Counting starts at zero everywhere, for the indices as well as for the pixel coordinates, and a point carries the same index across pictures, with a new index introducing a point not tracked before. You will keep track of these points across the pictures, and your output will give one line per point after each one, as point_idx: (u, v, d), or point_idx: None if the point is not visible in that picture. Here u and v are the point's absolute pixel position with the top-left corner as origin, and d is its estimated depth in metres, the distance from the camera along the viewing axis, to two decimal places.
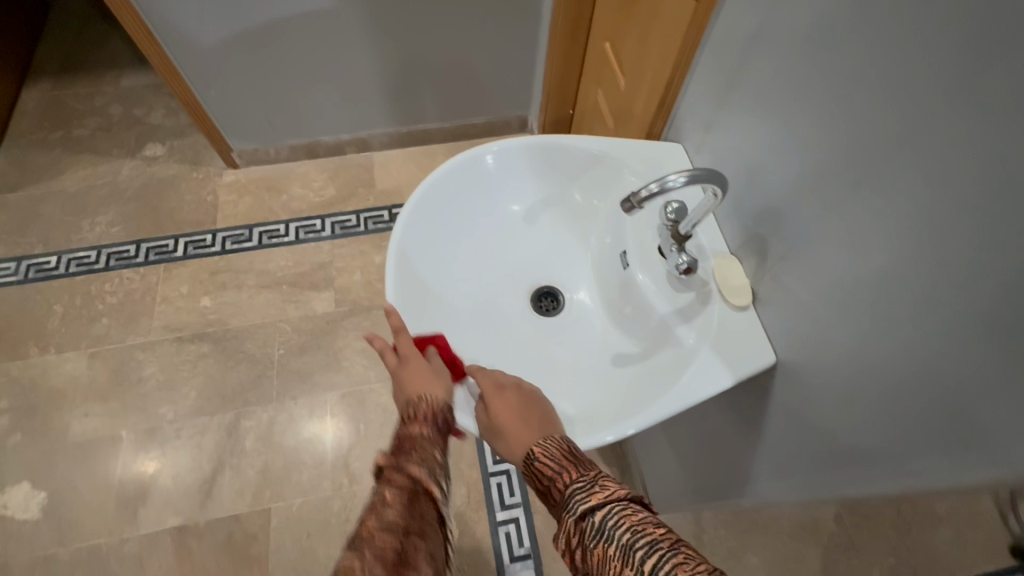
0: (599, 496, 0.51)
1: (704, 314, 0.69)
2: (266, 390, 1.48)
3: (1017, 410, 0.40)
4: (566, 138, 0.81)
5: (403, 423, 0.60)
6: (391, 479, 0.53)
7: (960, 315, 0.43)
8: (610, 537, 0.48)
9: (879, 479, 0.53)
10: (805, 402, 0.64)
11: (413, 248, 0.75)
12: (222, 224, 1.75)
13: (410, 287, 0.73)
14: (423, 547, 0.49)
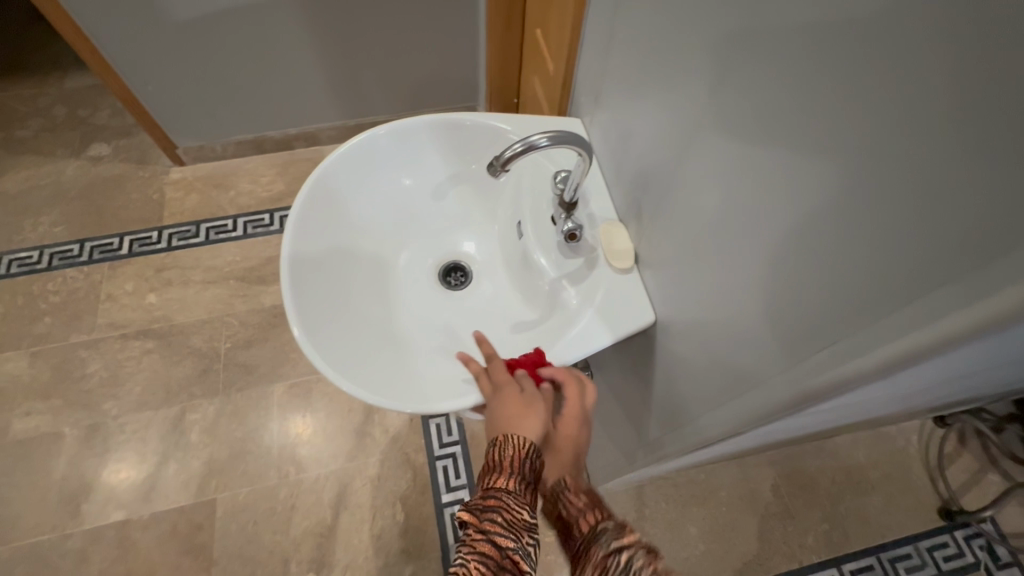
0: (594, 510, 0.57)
1: (590, 279, 0.73)
2: (211, 383, 1.49)
3: (822, 315, 0.44)
4: (466, 116, 0.83)
5: (489, 472, 0.56)
6: (478, 537, 0.49)
7: (776, 241, 0.48)
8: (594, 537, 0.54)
9: (739, 412, 0.58)
10: (686, 353, 0.68)
11: (315, 223, 0.77)
12: (169, 221, 1.76)
13: (309, 267, 0.75)
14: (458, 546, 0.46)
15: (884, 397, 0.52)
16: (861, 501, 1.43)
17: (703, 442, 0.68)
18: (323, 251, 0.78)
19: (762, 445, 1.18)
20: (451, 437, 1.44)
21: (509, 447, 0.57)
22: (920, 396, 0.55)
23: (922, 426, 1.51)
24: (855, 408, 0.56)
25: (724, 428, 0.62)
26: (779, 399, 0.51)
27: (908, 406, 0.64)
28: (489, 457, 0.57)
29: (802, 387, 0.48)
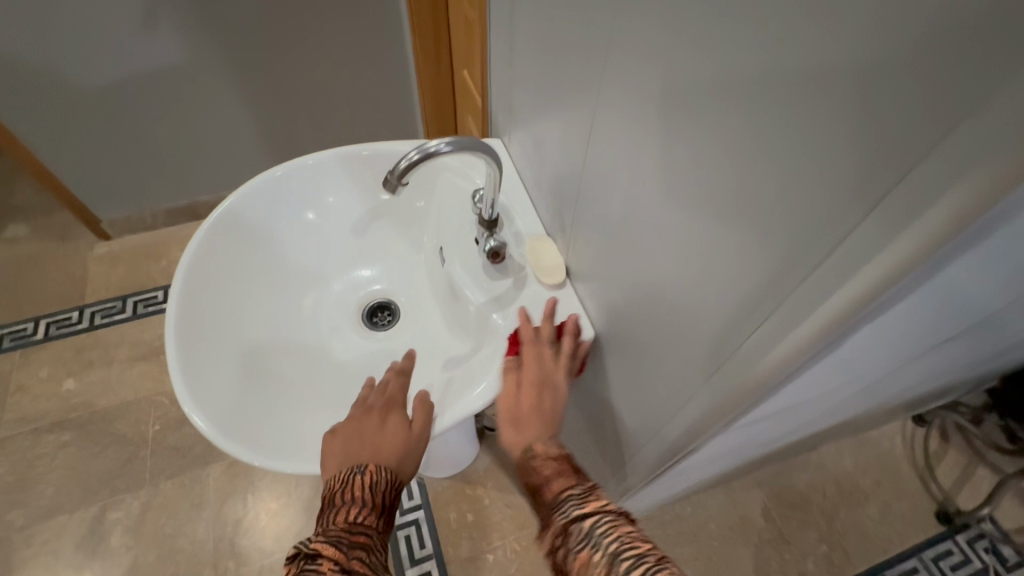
0: (594, 505, 0.48)
1: (520, 299, 0.66)
2: (137, 473, 1.33)
3: (751, 286, 0.39)
4: (379, 146, 0.78)
5: (348, 503, 0.52)
6: (338, 574, 0.46)
7: (689, 217, 0.43)
8: (596, 541, 0.45)
9: (704, 407, 0.51)
10: (632, 362, 0.61)
11: (213, 269, 0.69)
12: (92, 299, 1.63)
13: (203, 316, 0.67)
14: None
15: (851, 359, 0.46)
16: (852, 513, 1.35)
17: (677, 452, 0.60)
18: (221, 306, 0.69)
19: (742, 464, 1.11)
20: (413, 501, 1.31)
21: (378, 482, 0.54)
22: (886, 355, 0.50)
23: (903, 426, 1.47)
24: (825, 380, 0.50)
25: (690, 428, 0.55)
26: (739, 383, 0.45)
27: (874, 377, 0.60)
28: (352, 486, 0.54)
29: (763, 364, 0.41)
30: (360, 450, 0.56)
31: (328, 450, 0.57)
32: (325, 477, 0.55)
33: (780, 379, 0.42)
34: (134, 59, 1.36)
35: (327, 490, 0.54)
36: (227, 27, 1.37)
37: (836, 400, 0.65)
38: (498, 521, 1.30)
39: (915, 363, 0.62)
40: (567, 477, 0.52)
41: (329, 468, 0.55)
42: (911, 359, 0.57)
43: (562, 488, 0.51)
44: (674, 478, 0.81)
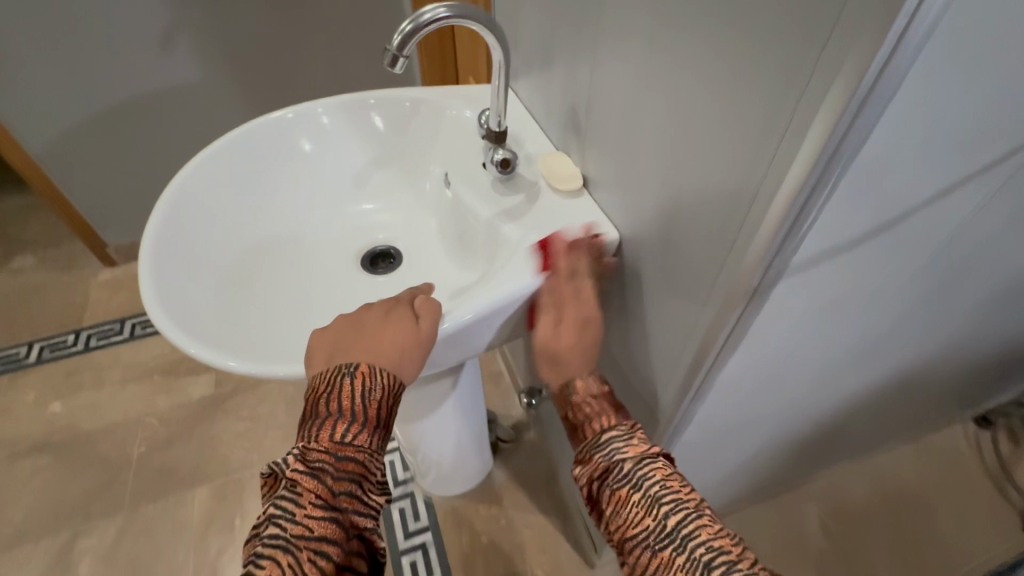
0: (637, 449, 0.48)
1: (533, 209, 0.59)
2: (117, 497, 1.23)
3: (789, 48, 0.33)
4: (376, 94, 0.75)
5: (335, 416, 0.45)
6: (319, 513, 0.42)
7: (708, 16, 0.38)
8: (639, 484, 0.45)
9: (729, 282, 0.45)
10: (654, 268, 0.54)
11: (199, 208, 0.64)
12: (91, 321, 1.57)
13: (185, 251, 0.60)
14: (311, 552, 0.40)
15: (898, 194, 0.40)
16: (924, 527, 1.18)
17: (707, 360, 0.52)
18: (205, 242, 0.62)
19: (791, 454, 0.97)
20: (420, 522, 1.16)
21: (372, 390, 0.47)
22: (942, 197, 0.44)
23: (964, 429, 1.32)
24: (872, 236, 0.44)
25: (716, 317, 0.48)
26: (763, 230, 0.39)
27: (926, 259, 0.53)
28: (340, 395, 0.46)
29: (780, 192, 0.37)
30: (354, 346, 0.48)
31: (316, 342, 0.49)
32: (311, 373, 0.48)
33: (808, 209, 0.37)
34: (148, 78, 1.38)
35: (313, 394, 0.47)
36: (241, 45, 1.41)
37: (889, 301, 0.58)
38: (515, 544, 1.14)
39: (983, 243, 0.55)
40: (608, 416, 0.52)
41: (316, 364, 0.48)
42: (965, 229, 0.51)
43: (604, 426, 0.51)
44: (714, 434, 0.70)
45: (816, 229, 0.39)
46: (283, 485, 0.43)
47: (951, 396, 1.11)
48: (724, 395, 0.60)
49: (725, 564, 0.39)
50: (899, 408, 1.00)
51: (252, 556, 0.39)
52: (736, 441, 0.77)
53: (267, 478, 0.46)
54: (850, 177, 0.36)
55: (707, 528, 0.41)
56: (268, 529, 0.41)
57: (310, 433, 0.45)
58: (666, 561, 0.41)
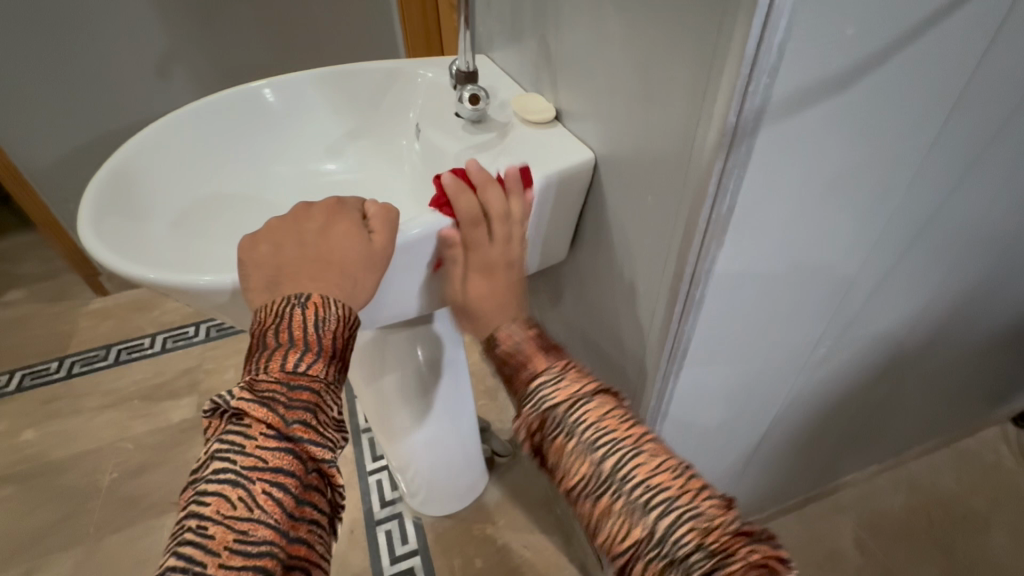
0: (567, 392, 0.39)
1: (505, 141, 0.55)
2: (80, 527, 1.13)
3: None
4: (351, 63, 0.68)
5: (286, 346, 0.38)
6: (272, 444, 0.36)
7: None
8: (573, 432, 0.38)
9: (694, 185, 0.37)
10: (636, 200, 0.46)
11: (152, 171, 0.58)
12: (75, 349, 1.49)
13: (130, 208, 0.54)
14: (264, 487, 0.34)
15: (894, 63, 0.34)
16: (974, 539, 1.05)
17: (683, 296, 0.44)
18: (154, 206, 0.57)
19: (814, 446, 0.88)
20: (408, 545, 1.05)
21: (327, 319, 0.40)
22: (969, 63, 0.37)
23: (1002, 432, 1.20)
24: (873, 116, 0.36)
25: (685, 236, 0.41)
26: (721, 104, 0.32)
27: (955, 170, 0.45)
28: (290, 325, 0.39)
29: (737, 48, 0.30)
30: (301, 267, 0.42)
31: (254, 265, 0.43)
32: (253, 304, 0.42)
33: (759, 70, 0.30)
34: (146, 102, 1.37)
35: (257, 327, 0.40)
36: (239, 71, 1.40)
37: (916, 227, 0.49)
38: (514, 569, 1.02)
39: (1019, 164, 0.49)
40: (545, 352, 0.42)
41: (260, 293, 0.42)
42: (1002, 125, 0.43)
43: (533, 369, 0.41)
44: (722, 405, 0.61)
45: (785, 99, 0.32)
46: (230, 418, 0.37)
47: (985, 385, 1.01)
48: (712, 353, 0.51)
49: (671, 509, 0.34)
50: (928, 391, 0.91)
51: (197, 493, 0.34)
52: (750, 418, 0.68)
53: (210, 416, 0.38)
54: (808, 18, 0.29)
55: (646, 467, 0.36)
56: (212, 465, 0.35)
57: (257, 366, 0.38)
58: (607, 506, 0.36)
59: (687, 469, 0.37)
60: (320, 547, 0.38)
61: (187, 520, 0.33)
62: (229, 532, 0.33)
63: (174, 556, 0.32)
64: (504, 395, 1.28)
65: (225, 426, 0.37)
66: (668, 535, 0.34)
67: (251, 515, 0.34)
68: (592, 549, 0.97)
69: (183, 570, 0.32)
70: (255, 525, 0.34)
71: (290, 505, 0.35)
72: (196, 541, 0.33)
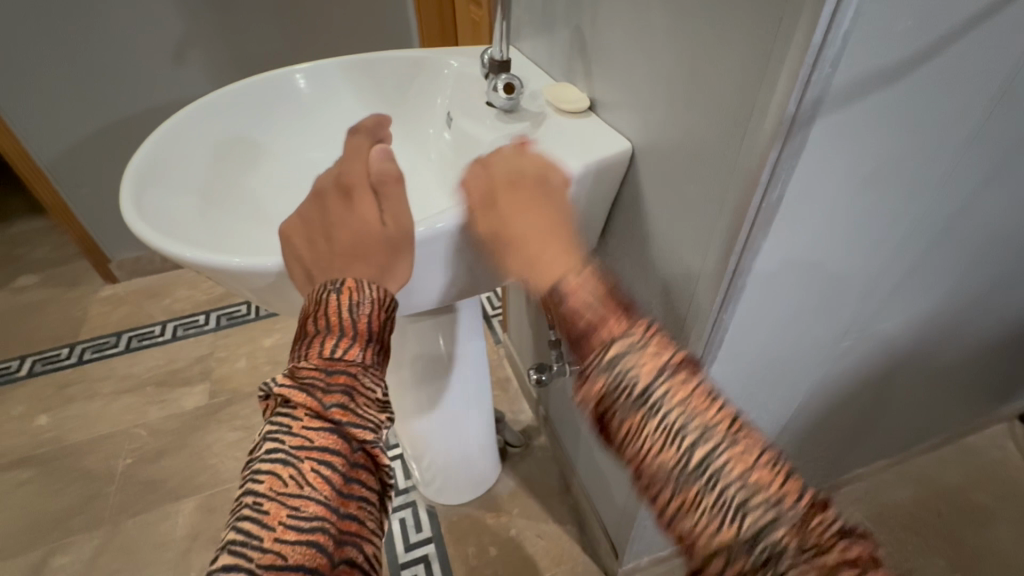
0: (650, 361, 0.31)
1: (537, 130, 0.56)
2: (97, 511, 1.14)
3: None
4: (381, 53, 0.68)
5: (323, 332, 0.39)
6: (316, 425, 0.37)
7: None
8: (659, 408, 0.30)
9: (743, 173, 0.38)
10: (676, 191, 0.47)
11: (188, 156, 0.58)
12: (86, 336, 1.49)
13: (167, 191, 0.55)
14: (311, 464, 0.35)
15: (948, 55, 0.34)
16: (980, 532, 1.06)
17: (723, 285, 0.45)
18: (190, 189, 0.57)
19: (827, 438, 0.89)
20: (422, 533, 1.06)
21: (361, 303, 0.40)
22: (1019, 55, 0.37)
23: (1009, 428, 1.22)
24: (924, 106, 0.37)
25: (731, 225, 0.41)
26: (779, 92, 0.33)
27: (993, 163, 0.46)
28: (327, 311, 0.40)
29: (801, 38, 0.31)
30: (328, 258, 0.43)
31: (293, 259, 0.45)
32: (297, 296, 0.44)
33: (822, 58, 0.31)
34: (158, 90, 1.36)
35: (303, 313, 0.41)
36: (253, 60, 1.40)
37: (949, 221, 0.50)
38: (528, 557, 1.03)
39: None
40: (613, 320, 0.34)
41: (303, 286, 0.44)
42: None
43: (611, 334, 0.33)
44: (748, 394, 0.62)
45: (843, 89, 0.33)
46: (279, 402, 0.38)
47: (994, 381, 1.02)
48: (745, 342, 0.52)
49: (766, 510, 0.28)
50: (941, 385, 0.92)
51: (252, 472, 0.36)
52: (771, 409, 0.69)
53: (262, 401, 0.40)
54: (872, 9, 0.29)
55: (741, 461, 0.29)
56: (264, 446, 0.36)
57: (301, 355, 0.39)
58: (692, 500, 0.29)
59: (782, 465, 0.29)
60: (373, 526, 0.38)
61: (246, 497, 0.35)
62: (282, 507, 0.34)
63: (235, 530, 0.33)
64: (516, 385, 1.29)
65: (273, 410, 0.38)
66: (761, 538, 0.27)
67: (301, 492, 0.34)
68: (606, 537, 0.98)
69: (242, 544, 0.33)
70: (305, 502, 0.34)
71: (338, 483, 0.36)
72: (252, 515, 0.34)
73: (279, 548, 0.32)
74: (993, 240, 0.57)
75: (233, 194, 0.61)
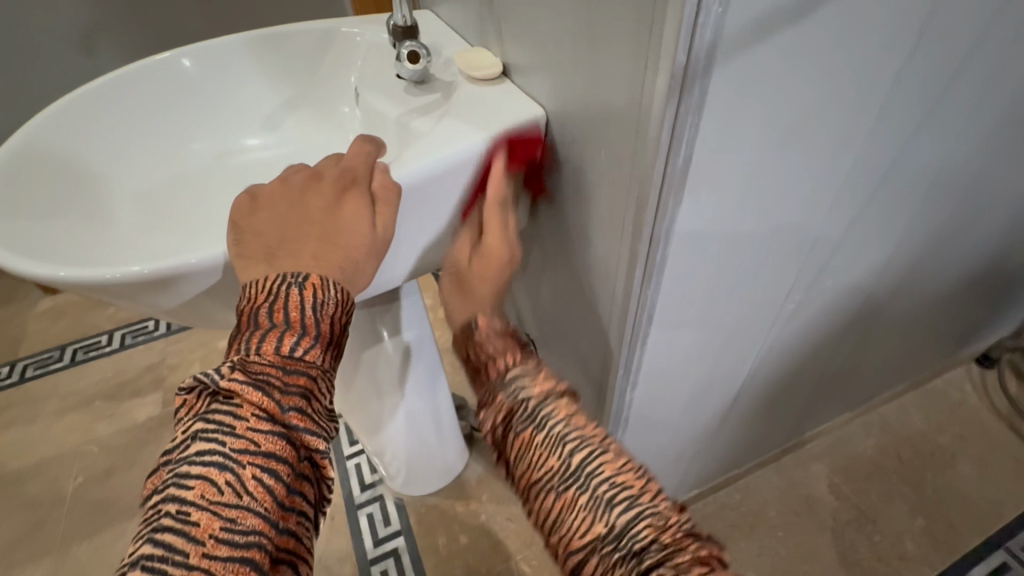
0: (542, 385, 0.43)
1: (446, 103, 0.51)
2: (50, 535, 1.10)
3: None
4: (282, 26, 0.62)
5: (281, 328, 0.33)
6: (264, 427, 0.31)
7: None
8: (543, 424, 0.41)
9: (646, 138, 0.35)
10: (588, 161, 0.44)
11: (59, 156, 0.52)
12: (26, 352, 1.40)
13: (31, 197, 0.48)
14: (255, 471, 0.30)
15: None
16: (941, 478, 1.08)
17: (642, 260, 0.42)
18: (64, 193, 0.51)
19: (788, 400, 0.88)
20: (391, 527, 1.04)
21: (325, 302, 0.35)
22: None
23: (967, 370, 1.24)
24: (838, 48, 0.33)
25: (640, 194, 0.38)
26: (668, 43, 0.29)
27: (920, 108, 0.43)
28: (285, 305, 0.34)
29: None
30: (303, 242, 0.36)
31: (254, 235, 0.37)
32: (241, 279, 0.35)
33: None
34: (70, 82, 1.25)
35: (247, 305, 0.34)
36: (173, 43, 1.29)
37: (884, 167, 0.47)
38: (498, 541, 1.02)
39: (986, 98, 0.47)
40: (509, 354, 0.46)
41: (254, 266, 0.35)
42: (972, 49, 0.41)
43: (509, 365, 0.45)
44: (691, 367, 0.60)
45: (737, 35, 0.29)
46: (217, 398, 0.32)
47: (951, 327, 1.03)
48: (680, 315, 0.50)
49: (628, 501, 0.37)
50: (898, 336, 0.92)
51: (174, 476, 0.29)
52: (722, 377, 0.67)
53: (186, 395, 0.33)
54: None
55: (611, 463, 0.39)
56: (193, 447, 0.30)
57: (247, 350, 0.32)
58: (569, 499, 0.39)
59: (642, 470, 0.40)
60: (309, 541, 0.34)
61: (162, 504, 0.29)
62: (215, 518, 0.28)
63: (149, 543, 0.27)
64: None
65: (209, 405, 0.32)
66: (626, 525, 0.37)
67: (239, 503, 0.29)
68: None
69: (162, 558, 0.27)
70: (243, 513, 0.29)
71: (281, 494, 0.31)
72: (172, 527, 0.28)
73: (208, 564, 0.27)
74: (931, 189, 0.55)
75: (119, 198, 0.55)
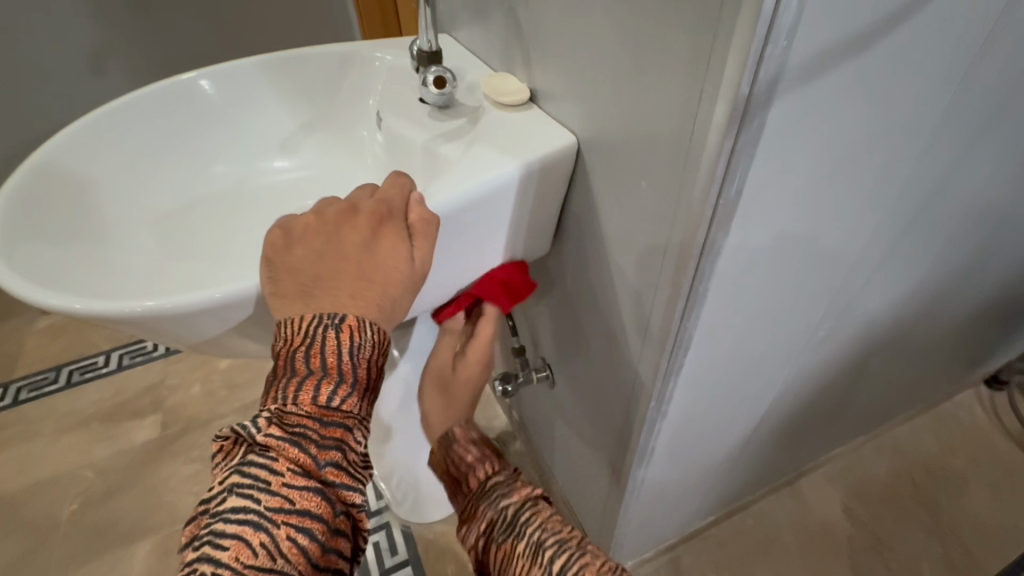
0: None
1: (474, 128, 0.50)
2: (42, 565, 1.06)
3: None
4: (303, 48, 0.61)
5: (318, 374, 0.32)
6: (300, 483, 0.30)
7: None
8: None
9: (698, 169, 0.34)
10: (626, 189, 0.43)
11: (74, 178, 0.51)
12: (20, 372, 1.36)
13: (45, 222, 0.47)
14: (290, 533, 0.29)
15: (914, 22, 0.30)
16: (957, 503, 1.07)
17: (685, 290, 0.41)
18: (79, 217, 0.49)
19: (806, 425, 0.87)
20: (398, 555, 1.01)
21: (362, 345, 0.33)
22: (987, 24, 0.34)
23: (977, 393, 1.23)
24: (893, 82, 0.33)
25: (688, 224, 0.37)
26: (731, 77, 0.29)
27: (962, 141, 0.43)
28: (322, 349, 0.32)
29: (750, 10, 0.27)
30: (339, 279, 0.35)
31: (289, 272, 0.35)
32: (276, 318, 0.34)
33: (776, 33, 0.27)
34: (77, 100, 1.24)
35: (284, 348, 0.33)
36: (181, 61, 1.28)
37: (921, 198, 0.47)
38: None
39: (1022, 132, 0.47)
40: None
41: (289, 305, 0.34)
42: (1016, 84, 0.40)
43: None
44: (718, 396, 0.58)
45: (801, 70, 0.29)
46: (253, 448, 0.31)
47: (964, 351, 1.02)
48: (715, 344, 0.48)
49: None
50: (915, 361, 0.91)
51: (209, 534, 0.28)
52: (746, 405, 0.66)
53: (223, 442, 0.32)
54: None
55: None
56: (227, 503, 0.29)
57: (285, 397, 0.31)
58: (561, 535, 0.39)
59: None
60: None
61: (196, 565, 0.27)
62: None
63: None
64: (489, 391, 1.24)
65: (245, 455, 0.31)
66: None
67: (273, 567, 0.28)
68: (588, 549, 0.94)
69: None
70: None
71: (314, 555, 0.30)
72: None
73: None
74: (961, 219, 0.55)
75: (134, 220, 0.54)
